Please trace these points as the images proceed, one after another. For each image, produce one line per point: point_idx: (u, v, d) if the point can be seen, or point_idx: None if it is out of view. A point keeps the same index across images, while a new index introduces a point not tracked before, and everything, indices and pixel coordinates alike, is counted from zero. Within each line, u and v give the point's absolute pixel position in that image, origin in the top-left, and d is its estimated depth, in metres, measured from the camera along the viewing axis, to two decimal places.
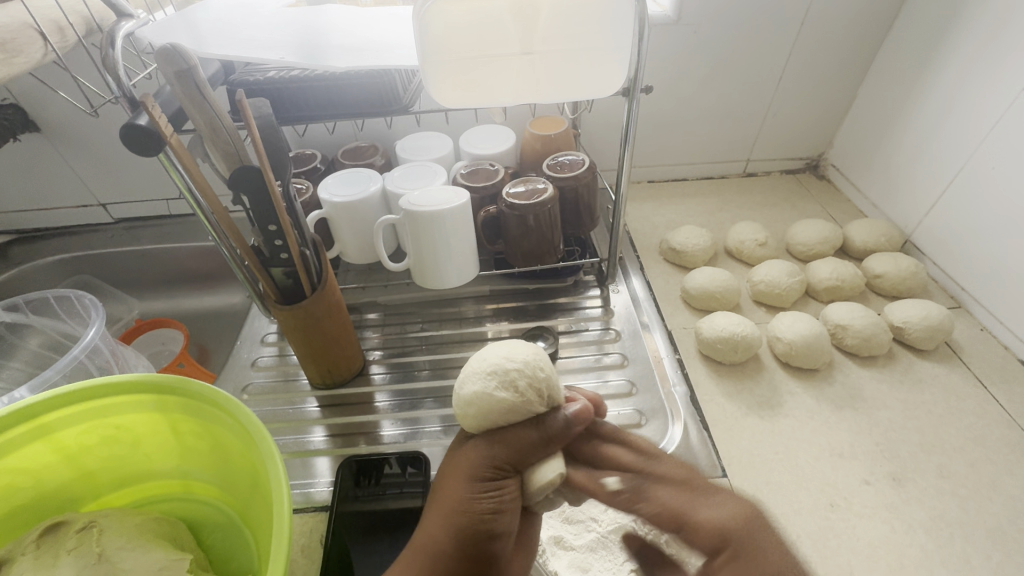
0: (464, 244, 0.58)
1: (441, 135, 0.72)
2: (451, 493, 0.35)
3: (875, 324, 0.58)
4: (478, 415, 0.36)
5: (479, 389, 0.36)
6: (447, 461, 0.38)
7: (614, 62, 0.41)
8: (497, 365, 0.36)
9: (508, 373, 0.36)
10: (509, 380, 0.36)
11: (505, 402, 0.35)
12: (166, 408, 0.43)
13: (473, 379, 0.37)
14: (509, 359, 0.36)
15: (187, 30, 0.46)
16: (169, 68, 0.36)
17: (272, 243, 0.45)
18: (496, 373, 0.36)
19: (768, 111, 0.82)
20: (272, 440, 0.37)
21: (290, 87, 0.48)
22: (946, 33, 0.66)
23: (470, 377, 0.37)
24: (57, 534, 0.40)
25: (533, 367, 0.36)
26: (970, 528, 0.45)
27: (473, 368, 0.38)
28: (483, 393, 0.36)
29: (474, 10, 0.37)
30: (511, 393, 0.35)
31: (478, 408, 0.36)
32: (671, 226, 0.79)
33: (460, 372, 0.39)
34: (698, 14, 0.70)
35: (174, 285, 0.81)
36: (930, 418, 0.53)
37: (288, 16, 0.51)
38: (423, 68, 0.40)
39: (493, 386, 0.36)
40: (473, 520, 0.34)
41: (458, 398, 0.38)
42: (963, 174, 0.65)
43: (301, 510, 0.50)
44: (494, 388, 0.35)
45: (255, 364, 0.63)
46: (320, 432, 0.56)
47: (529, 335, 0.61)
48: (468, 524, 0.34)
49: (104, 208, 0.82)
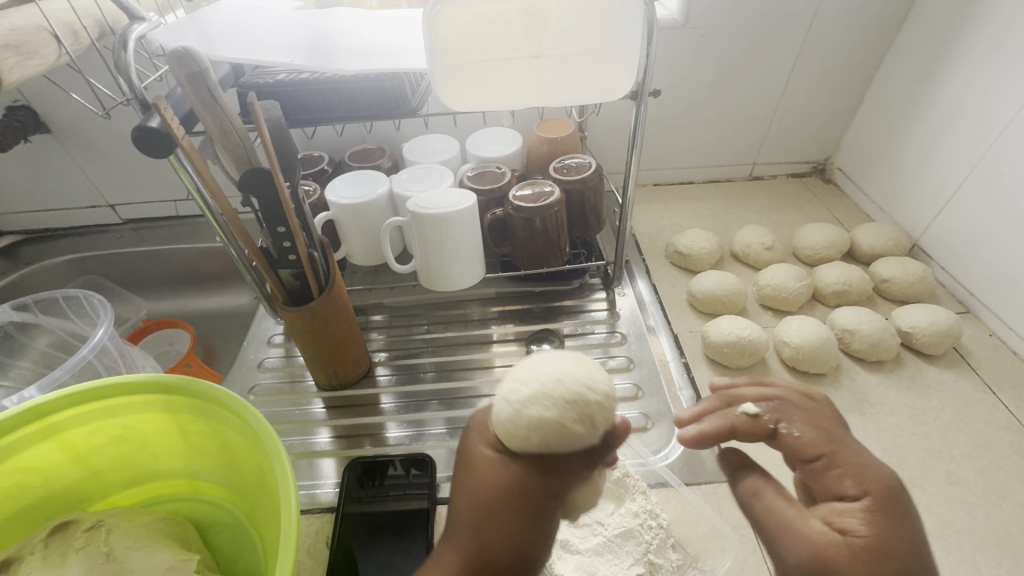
0: (471, 246, 0.58)
1: (448, 137, 0.72)
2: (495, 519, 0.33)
3: (883, 329, 0.58)
4: (540, 443, 0.32)
5: (553, 417, 0.31)
6: (467, 474, 0.36)
7: (622, 66, 0.41)
8: (575, 393, 0.31)
9: (588, 405, 0.31)
10: (587, 413, 0.31)
11: (579, 433, 0.32)
12: (174, 408, 0.43)
13: (548, 404, 0.31)
14: (591, 388, 0.32)
15: (197, 33, 0.46)
16: (181, 70, 0.36)
17: (281, 245, 0.45)
18: (577, 405, 0.31)
19: (775, 115, 0.82)
20: (280, 441, 0.37)
21: (299, 90, 0.48)
22: (954, 37, 0.65)
23: (538, 399, 0.32)
24: (65, 533, 0.40)
25: (612, 397, 0.33)
26: (979, 535, 0.44)
27: (543, 389, 0.32)
28: (559, 424, 0.31)
29: (483, 14, 0.37)
30: (586, 428, 0.32)
31: (546, 435, 0.32)
32: (677, 229, 0.79)
33: (515, 384, 0.33)
34: (705, 17, 0.70)
35: (181, 286, 0.82)
36: (939, 424, 0.52)
37: (297, 19, 0.51)
38: (431, 72, 0.40)
39: (568, 414, 0.31)
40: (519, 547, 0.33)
41: (514, 413, 0.32)
42: (971, 179, 0.64)
43: (307, 512, 0.50)
44: (573, 422, 0.31)
45: (261, 364, 0.64)
46: (325, 433, 0.56)
47: (534, 338, 0.62)
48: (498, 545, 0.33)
49: (113, 209, 0.83)
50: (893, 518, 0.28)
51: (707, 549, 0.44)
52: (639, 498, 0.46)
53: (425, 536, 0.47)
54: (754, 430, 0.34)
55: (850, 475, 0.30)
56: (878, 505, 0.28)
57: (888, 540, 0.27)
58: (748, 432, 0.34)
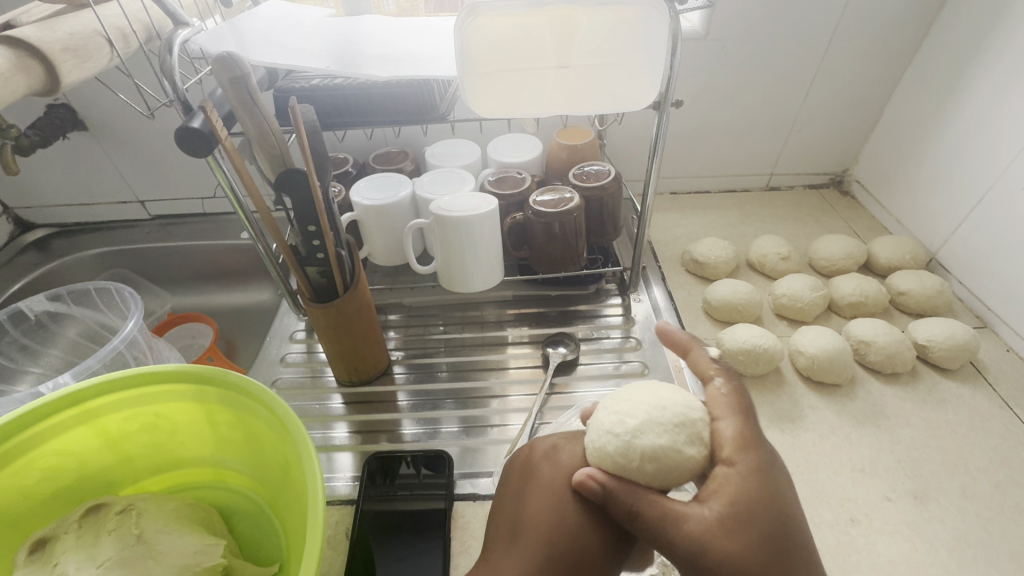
0: (490, 249, 0.59)
1: (470, 142, 0.73)
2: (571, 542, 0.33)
3: (899, 342, 0.58)
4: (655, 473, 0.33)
5: (667, 443, 0.33)
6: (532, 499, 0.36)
7: (645, 77, 0.42)
8: (682, 416, 0.34)
9: (694, 425, 0.34)
10: (697, 435, 0.33)
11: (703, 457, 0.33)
12: (204, 398, 0.44)
13: (658, 431, 0.33)
14: (691, 409, 0.34)
15: (237, 38, 0.48)
16: (224, 74, 0.38)
17: (310, 243, 0.46)
18: (685, 426, 0.33)
19: (793, 127, 0.82)
20: (306, 431, 0.38)
21: (332, 95, 0.50)
22: (975, 54, 0.66)
23: (650, 427, 0.34)
24: (97, 515, 0.41)
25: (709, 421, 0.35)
26: (994, 550, 0.44)
27: (652, 418, 0.34)
28: (673, 449, 0.33)
29: (515, 25, 0.39)
30: (699, 450, 0.33)
31: (660, 466, 0.33)
32: (693, 237, 0.80)
33: (620, 419, 0.35)
34: (726, 29, 0.71)
35: (205, 281, 0.84)
36: (954, 438, 0.53)
37: (331, 27, 0.53)
38: (461, 79, 0.42)
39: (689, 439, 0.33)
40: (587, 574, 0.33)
41: (624, 445, 0.34)
42: (990, 194, 0.64)
43: (326, 504, 0.51)
44: (684, 444, 0.33)
45: (283, 359, 0.65)
46: (343, 428, 0.58)
47: (550, 341, 0.63)
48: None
49: (142, 205, 0.85)
50: (765, 484, 0.30)
51: None
52: None
53: (442, 532, 0.48)
54: (700, 369, 0.36)
55: (732, 445, 0.32)
56: (751, 472, 0.30)
57: (750, 504, 0.29)
58: (695, 369, 0.37)
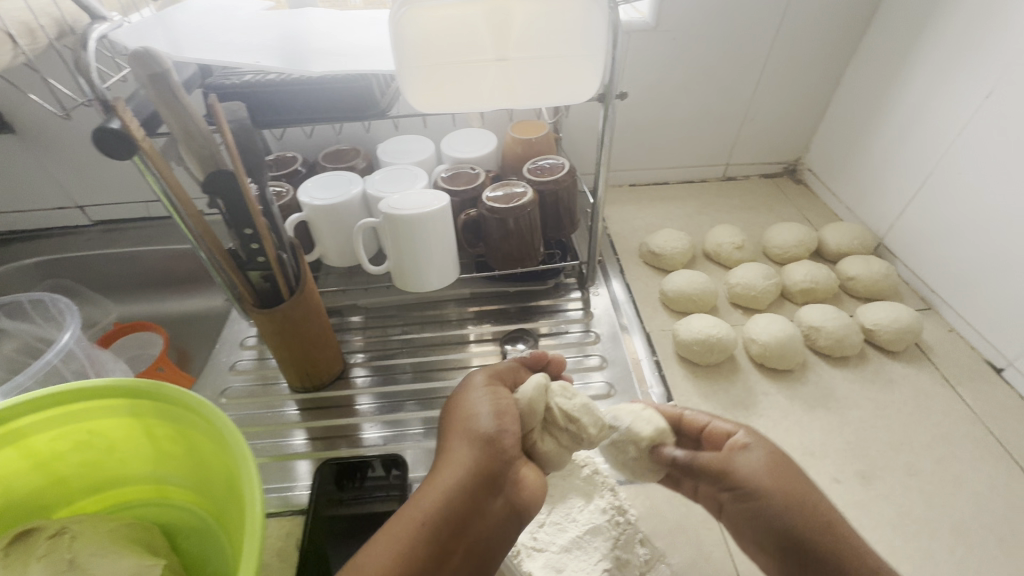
0: (444, 247, 0.58)
1: (423, 138, 0.72)
2: (472, 411, 0.41)
3: (848, 326, 0.59)
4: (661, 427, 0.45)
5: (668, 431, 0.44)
6: (461, 398, 0.43)
7: (590, 69, 0.41)
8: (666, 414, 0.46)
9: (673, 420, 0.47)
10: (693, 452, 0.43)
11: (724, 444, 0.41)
12: (141, 412, 0.42)
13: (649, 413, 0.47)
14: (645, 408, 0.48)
15: (163, 32, 0.46)
16: (142, 71, 0.36)
17: (249, 247, 0.44)
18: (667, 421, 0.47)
19: (746, 116, 0.83)
20: (246, 444, 0.37)
21: (260, 91, 0.48)
22: (914, 44, 0.68)
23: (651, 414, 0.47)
24: (27, 540, 0.39)
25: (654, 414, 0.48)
26: (936, 524, 0.46)
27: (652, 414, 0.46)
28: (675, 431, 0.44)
29: (449, 16, 0.37)
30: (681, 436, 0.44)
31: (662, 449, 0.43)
32: (650, 229, 0.80)
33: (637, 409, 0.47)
34: (675, 20, 0.71)
35: (154, 288, 0.81)
36: (899, 417, 0.54)
37: (267, 20, 0.51)
38: (399, 72, 0.40)
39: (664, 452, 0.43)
40: (493, 438, 0.39)
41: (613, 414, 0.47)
42: (930, 180, 0.67)
43: (278, 514, 0.50)
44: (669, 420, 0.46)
45: (233, 367, 0.63)
46: (300, 435, 0.56)
47: (509, 337, 0.63)
48: (505, 484, 0.39)
49: (82, 210, 0.81)
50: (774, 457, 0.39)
51: (673, 544, 0.45)
52: (608, 495, 0.46)
53: None
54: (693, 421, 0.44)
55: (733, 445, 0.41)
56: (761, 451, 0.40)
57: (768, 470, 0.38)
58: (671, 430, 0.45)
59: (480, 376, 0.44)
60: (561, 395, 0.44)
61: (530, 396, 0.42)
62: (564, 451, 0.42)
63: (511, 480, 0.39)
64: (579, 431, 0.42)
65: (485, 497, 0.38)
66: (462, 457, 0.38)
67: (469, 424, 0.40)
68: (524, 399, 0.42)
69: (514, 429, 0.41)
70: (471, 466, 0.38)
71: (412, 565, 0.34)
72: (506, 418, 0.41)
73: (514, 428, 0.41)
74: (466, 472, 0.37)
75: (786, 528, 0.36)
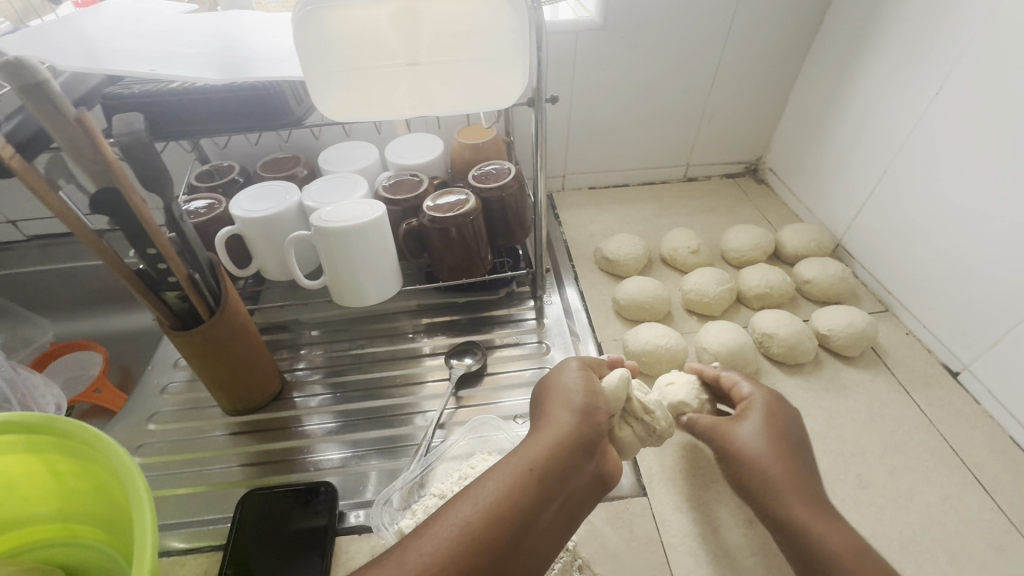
0: (382, 258, 0.56)
1: (367, 144, 0.69)
2: (570, 388, 0.41)
3: (801, 333, 0.58)
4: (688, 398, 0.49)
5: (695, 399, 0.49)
6: (553, 382, 0.43)
7: (509, 73, 0.39)
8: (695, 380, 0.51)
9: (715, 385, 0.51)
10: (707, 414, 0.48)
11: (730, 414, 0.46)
12: (39, 448, 0.39)
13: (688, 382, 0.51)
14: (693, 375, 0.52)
15: (61, 39, 0.43)
16: (14, 82, 0.31)
17: (157, 266, 0.42)
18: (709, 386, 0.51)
19: (704, 115, 0.81)
20: (143, 480, 0.34)
21: (164, 100, 0.45)
22: (865, 41, 0.66)
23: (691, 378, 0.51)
24: None
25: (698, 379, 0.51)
26: (886, 539, 0.44)
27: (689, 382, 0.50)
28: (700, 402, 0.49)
29: (352, 19, 0.35)
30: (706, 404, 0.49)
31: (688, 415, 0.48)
32: (607, 233, 0.78)
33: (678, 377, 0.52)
34: (625, 18, 0.69)
35: (93, 305, 0.78)
36: (852, 426, 0.53)
37: (180, 24, 0.49)
38: (307, 78, 0.38)
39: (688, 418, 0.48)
40: (591, 410, 0.40)
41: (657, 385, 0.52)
42: (885, 179, 0.65)
43: (196, 551, 0.47)
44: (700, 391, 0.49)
45: (164, 390, 0.60)
46: (229, 462, 0.53)
47: (456, 351, 0.60)
48: (596, 452, 0.39)
49: (15, 225, 0.75)
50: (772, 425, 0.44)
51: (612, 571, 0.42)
52: None
53: (321, 554, 0.45)
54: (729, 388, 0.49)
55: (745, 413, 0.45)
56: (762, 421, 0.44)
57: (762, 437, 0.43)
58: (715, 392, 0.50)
59: (572, 361, 0.44)
60: (638, 390, 0.45)
61: (616, 385, 0.41)
62: (639, 442, 0.43)
63: (603, 450, 0.39)
64: (652, 422, 0.43)
65: (583, 460, 0.37)
66: (563, 423, 0.38)
67: (566, 397, 0.41)
68: (609, 388, 0.42)
69: (606, 407, 0.41)
70: (572, 431, 0.38)
71: (511, 515, 0.33)
72: (602, 396, 0.41)
73: (610, 406, 0.41)
74: (571, 435, 0.38)
75: (753, 483, 0.41)
